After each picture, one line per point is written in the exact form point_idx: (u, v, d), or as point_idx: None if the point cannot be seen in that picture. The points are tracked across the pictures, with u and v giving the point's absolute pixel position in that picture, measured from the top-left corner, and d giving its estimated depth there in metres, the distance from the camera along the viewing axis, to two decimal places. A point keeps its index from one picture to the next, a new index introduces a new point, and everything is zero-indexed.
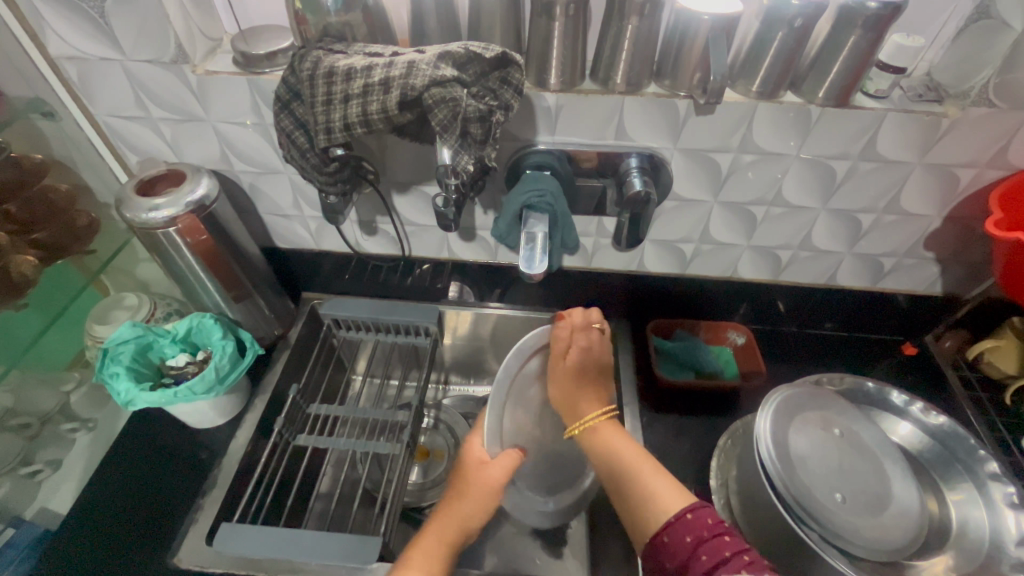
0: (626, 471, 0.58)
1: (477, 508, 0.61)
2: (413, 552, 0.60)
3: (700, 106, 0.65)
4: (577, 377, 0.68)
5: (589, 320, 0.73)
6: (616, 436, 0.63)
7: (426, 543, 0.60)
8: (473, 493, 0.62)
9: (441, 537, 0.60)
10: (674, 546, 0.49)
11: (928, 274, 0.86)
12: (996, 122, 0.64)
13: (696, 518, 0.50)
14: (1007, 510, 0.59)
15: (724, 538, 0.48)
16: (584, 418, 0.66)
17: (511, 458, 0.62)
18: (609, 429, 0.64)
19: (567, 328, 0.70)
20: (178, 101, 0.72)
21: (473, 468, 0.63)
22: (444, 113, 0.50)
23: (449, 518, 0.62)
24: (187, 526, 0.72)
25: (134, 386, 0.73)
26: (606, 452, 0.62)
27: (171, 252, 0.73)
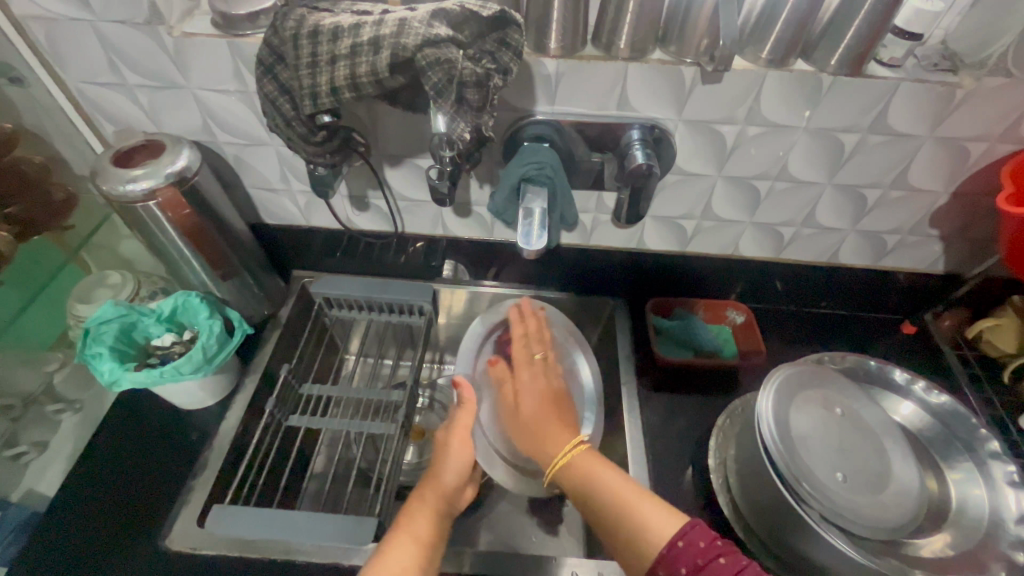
0: (614, 505, 0.54)
1: (460, 469, 0.65)
2: (401, 521, 0.59)
3: (707, 73, 0.62)
4: (542, 402, 0.67)
5: (537, 349, 0.73)
6: (592, 463, 0.59)
7: (418, 503, 0.61)
8: (454, 450, 0.67)
9: (431, 505, 0.61)
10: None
11: (931, 252, 0.84)
12: (1012, 92, 0.62)
13: (689, 545, 0.47)
14: (1007, 488, 0.59)
15: (721, 561, 0.45)
16: (557, 450, 0.61)
17: (465, 387, 0.71)
18: (586, 457, 0.59)
19: (524, 355, 0.72)
20: (155, 67, 0.68)
21: (452, 429, 0.68)
22: (439, 75, 0.47)
23: (433, 487, 0.63)
24: (177, 508, 0.71)
25: (118, 365, 0.70)
26: (587, 483, 0.57)
27: (152, 227, 0.70)
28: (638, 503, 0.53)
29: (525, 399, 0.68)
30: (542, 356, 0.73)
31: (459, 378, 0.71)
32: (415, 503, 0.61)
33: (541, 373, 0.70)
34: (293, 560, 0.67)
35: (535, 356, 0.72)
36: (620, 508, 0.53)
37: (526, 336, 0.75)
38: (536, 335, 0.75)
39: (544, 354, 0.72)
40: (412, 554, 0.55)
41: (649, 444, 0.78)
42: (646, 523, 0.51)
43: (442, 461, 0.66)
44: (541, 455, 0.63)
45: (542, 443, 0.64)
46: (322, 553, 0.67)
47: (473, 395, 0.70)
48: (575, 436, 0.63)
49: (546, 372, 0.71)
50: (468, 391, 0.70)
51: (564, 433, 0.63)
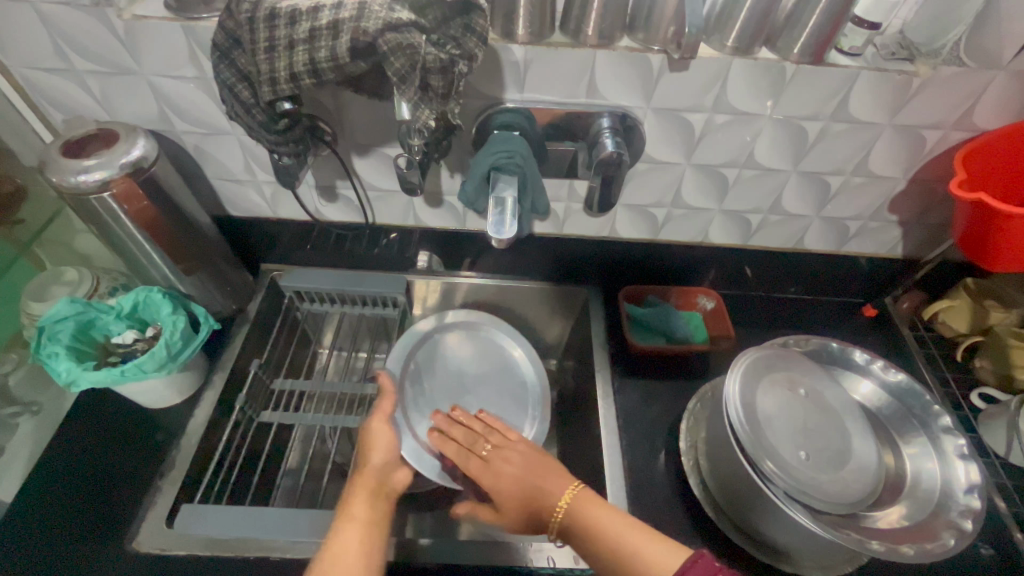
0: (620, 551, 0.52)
1: (386, 446, 0.67)
2: (341, 522, 0.57)
3: (674, 61, 0.63)
4: (523, 471, 0.61)
5: (484, 444, 0.66)
6: (597, 512, 0.55)
7: (348, 498, 0.59)
8: (376, 431, 0.69)
9: (362, 486, 0.61)
10: None
11: (891, 237, 0.87)
12: (965, 81, 0.64)
13: None
14: (957, 461, 0.62)
15: None
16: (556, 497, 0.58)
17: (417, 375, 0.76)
18: (589, 504, 0.56)
19: (476, 462, 0.64)
20: (105, 52, 0.65)
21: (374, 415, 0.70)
22: (402, 62, 0.46)
23: (363, 474, 0.62)
24: (144, 510, 0.69)
25: (76, 365, 0.67)
26: (592, 530, 0.54)
27: (108, 220, 0.67)
28: (639, 545, 0.52)
29: (507, 466, 0.62)
30: (487, 454, 0.64)
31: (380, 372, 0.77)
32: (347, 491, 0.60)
33: (508, 454, 0.63)
34: (266, 557, 0.66)
35: (485, 453, 0.65)
36: (619, 553, 0.52)
37: (461, 448, 0.67)
38: (479, 431, 0.68)
39: (489, 444, 0.65)
40: (360, 536, 0.55)
41: (622, 429, 0.79)
42: (652, 560, 0.50)
43: (371, 441, 0.68)
44: (538, 504, 0.59)
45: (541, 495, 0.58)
46: (295, 548, 0.66)
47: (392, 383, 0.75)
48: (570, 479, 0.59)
49: (497, 459, 0.63)
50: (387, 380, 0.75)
51: (560, 478, 0.60)
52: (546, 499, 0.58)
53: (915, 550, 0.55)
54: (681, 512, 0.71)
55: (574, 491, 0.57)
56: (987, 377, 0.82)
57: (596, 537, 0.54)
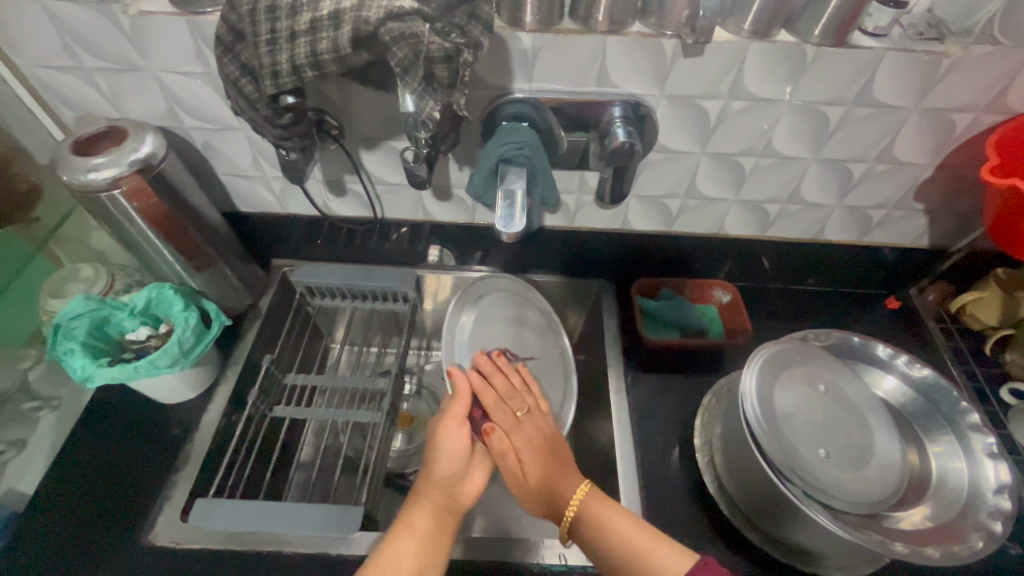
0: (631, 548, 0.53)
1: (454, 457, 0.61)
2: (400, 526, 0.57)
3: (688, 45, 0.60)
4: (543, 458, 0.62)
5: (518, 404, 0.67)
6: (607, 509, 0.57)
7: (418, 500, 0.59)
8: (445, 440, 0.61)
9: (430, 497, 0.59)
10: None
11: (916, 225, 0.84)
12: (998, 60, 0.61)
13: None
14: (987, 460, 0.59)
15: None
16: (567, 498, 0.59)
17: (458, 375, 0.65)
18: (598, 503, 0.58)
19: (510, 415, 0.65)
20: (113, 48, 0.65)
21: (444, 421, 0.62)
22: (404, 51, 0.45)
23: (432, 480, 0.60)
24: (161, 503, 0.70)
25: (90, 361, 0.68)
26: (600, 533, 0.56)
27: (119, 217, 0.67)
28: (649, 549, 0.53)
29: (528, 466, 0.62)
30: (529, 414, 0.66)
31: (451, 368, 0.66)
32: (417, 495, 0.59)
33: (536, 428, 0.65)
34: (279, 551, 0.67)
35: (521, 414, 0.66)
36: (631, 553, 0.53)
37: (500, 397, 0.66)
38: (517, 386, 0.69)
39: (527, 408, 0.66)
40: (414, 553, 0.54)
41: (636, 425, 0.78)
42: (660, 566, 0.51)
43: (437, 448, 0.61)
44: (552, 508, 0.60)
45: (553, 491, 0.60)
46: (307, 543, 0.67)
47: (466, 386, 0.64)
48: (581, 479, 0.61)
49: (541, 420, 0.66)
50: (461, 380, 0.64)
51: (568, 476, 0.61)
52: (561, 503, 0.60)
53: (940, 552, 0.53)
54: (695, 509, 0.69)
55: (586, 489, 0.59)
56: (1017, 371, 0.78)
57: (602, 538, 0.55)
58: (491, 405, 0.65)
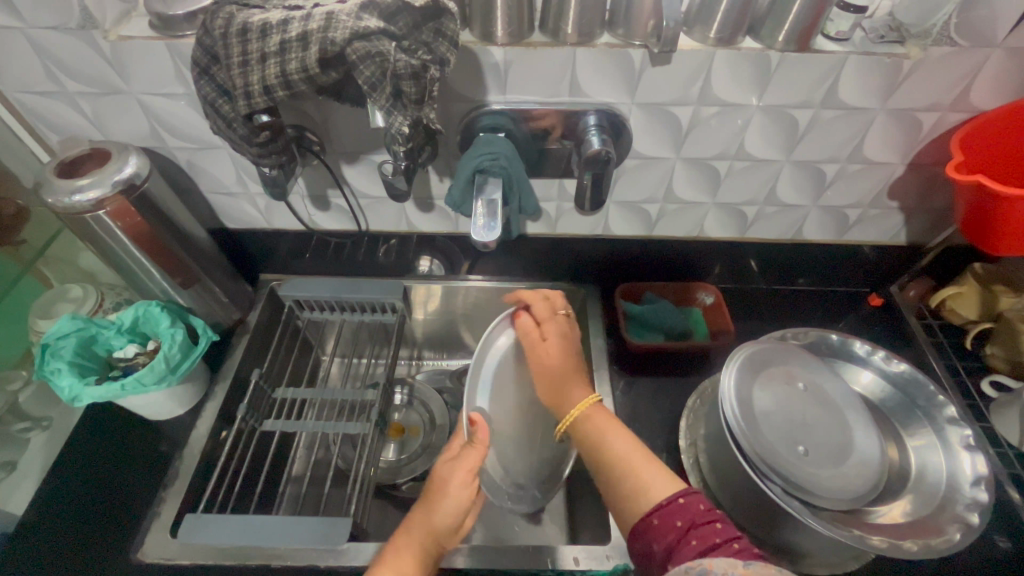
0: (621, 463, 0.55)
1: (454, 511, 0.56)
2: (384, 559, 0.55)
3: (655, 54, 0.62)
4: (565, 359, 0.66)
5: (562, 305, 0.71)
6: (606, 422, 0.60)
7: (403, 542, 0.56)
8: (452, 491, 0.57)
9: (417, 539, 0.56)
10: (665, 527, 0.48)
11: (893, 223, 0.85)
12: (957, 61, 0.62)
13: (688, 504, 0.49)
14: (963, 452, 0.60)
15: (716, 526, 0.47)
16: (574, 402, 0.62)
17: (480, 425, 0.60)
18: (602, 419, 0.60)
19: (531, 324, 0.68)
20: (94, 73, 0.66)
21: (454, 472, 0.58)
22: (371, 70, 0.45)
23: (422, 520, 0.57)
24: (150, 520, 0.70)
25: (78, 381, 0.69)
26: (598, 440, 0.58)
27: (104, 238, 0.68)
28: (641, 470, 0.54)
29: (551, 346, 0.66)
30: (567, 316, 0.70)
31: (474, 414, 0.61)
32: (403, 538, 0.56)
33: (564, 329, 0.68)
34: (268, 565, 0.67)
35: (564, 313, 0.70)
36: (621, 466, 0.55)
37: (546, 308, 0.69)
38: (547, 316, 0.69)
39: (566, 310, 0.70)
40: None
41: (623, 429, 0.78)
42: (646, 486, 0.53)
43: (439, 495, 0.57)
44: (557, 403, 0.64)
45: (562, 398, 0.63)
46: (296, 556, 0.67)
47: (486, 436, 0.59)
48: (591, 393, 0.64)
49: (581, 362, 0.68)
50: (482, 431, 0.59)
51: (579, 389, 0.64)
52: (568, 404, 0.63)
53: (918, 546, 0.54)
54: None
55: (592, 402, 0.62)
56: (998, 365, 0.79)
57: (602, 445, 0.58)
58: (535, 308, 0.70)
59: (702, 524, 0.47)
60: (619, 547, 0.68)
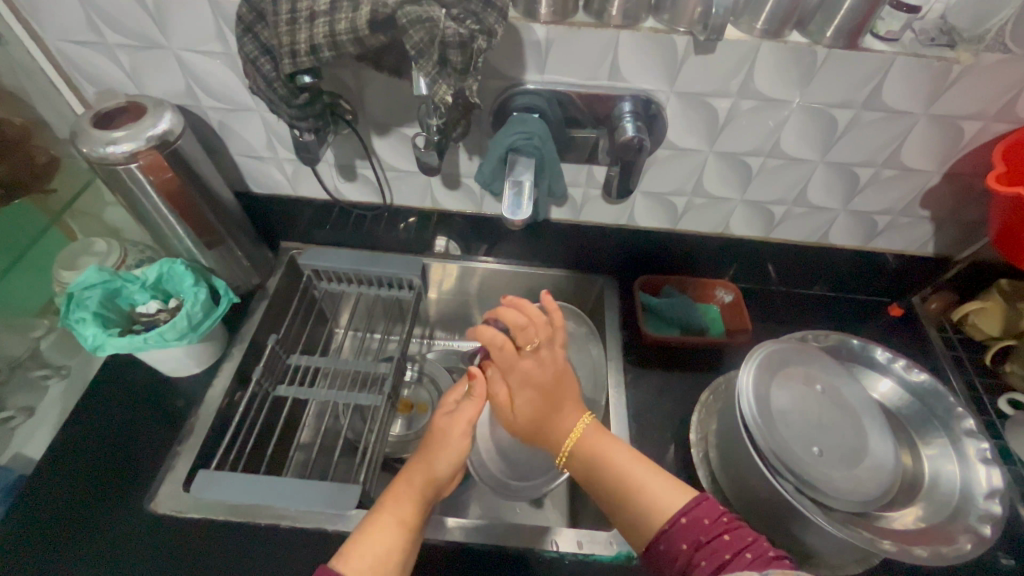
0: (624, 483, 0.57)
1: (453, 459, 0.59)
2: (387, 499, 0.56)
3: (699, 43, 0.61)
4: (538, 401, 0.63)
5: (530, 336, 0.63)
6: (603, 442, 0.61)
7: (403, 487, 0.57)
8: (453, 442, 0.60)
9: (418, 485, 0.57)
10: (673, 551, 0.49)
11: (921, 233, 0.84)
12: (1010, 68, 0.61)
13: (694, 521, 0.50)
14: (980, 464, 0.60)
15: (724, 540, 0.48)
16: (567, 430, 0.63)
17: (481, 381, 0.60)
18: (596, 438, 0.62)
19: (509, 349, 0.62)
20: (135, 25, 0.66)
21: (454, 421, 0.61)
22: (420, 34, 0.45)
23: (423, 467, 0.58)
24: (163, 473, 0.72)
25: (101, 331, 0.70)
26: (598, 462, 0.60)
27: (134, 191, 0.69)
28: (646, 486, 0.55)
29: (519, 400, 0.64)
30: (536, 350, 0.63)
31: (473, 369, 0.61)
32: (402, 484, 0.58)
33: (541, 363, 0.63)
34: (277, 525, 0.68)
35: (527, 349, 0.63)
36: (625, 488, 0.56)
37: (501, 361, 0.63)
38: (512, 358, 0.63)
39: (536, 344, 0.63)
40: (395, 539, 0.53)
41: (633, 420, 0.79)
42: (653, 502, 0.54)
43: (436, 440, 0.60)
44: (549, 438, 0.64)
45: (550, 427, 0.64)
46: (306, 518, 0.68)
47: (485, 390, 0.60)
48: (581, 412, 0.64)
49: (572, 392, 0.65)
50: (480, 387, 0.59)
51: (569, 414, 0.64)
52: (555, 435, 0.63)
53: (928, 552, 0.54)
54: None
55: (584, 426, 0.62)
56: (1017, 382, 0.79)
57: (604, 470, 0.59)
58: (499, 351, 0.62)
59: (711, 540, 0.48)
60: (621, 534, 0.69)
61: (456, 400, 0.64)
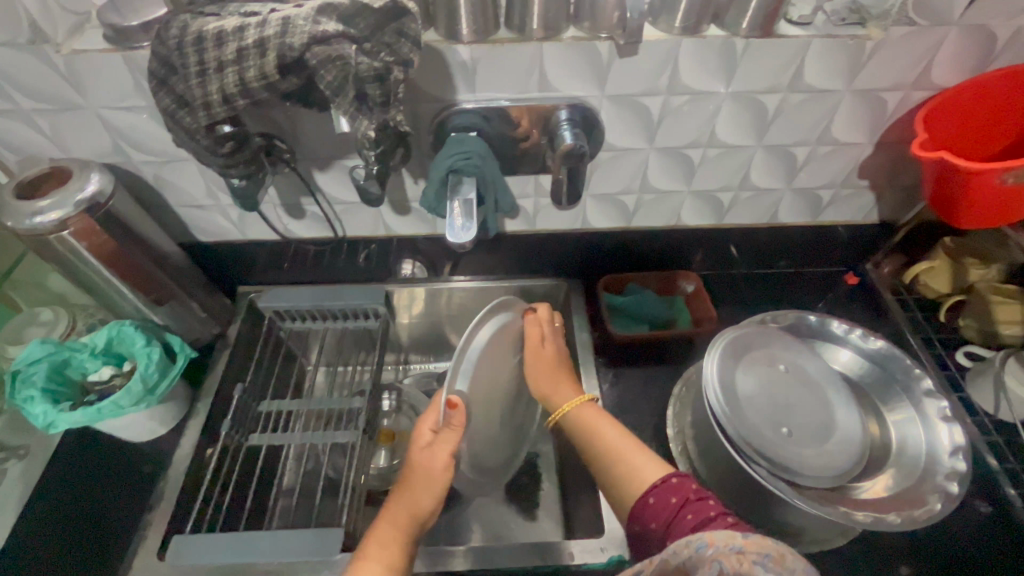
0: (611, 451, 0.59)
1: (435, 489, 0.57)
2: (369, 542, 0.54)
3: (622, 46, 0.62)
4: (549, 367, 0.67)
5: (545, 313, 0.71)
6: (593, 417, 0.63)
7: (384, 524, 0.55)
8: (434, 474, 0.57)
9: (401, 523, 0.55)
10: (659, 507, 0.52)
11: (865, 202, 0.86)
12: (918, 40, 0.63)
13: (680, 485, 0.52)
14: (941, 424, 0.62)
15: (708, 501, 0.50)
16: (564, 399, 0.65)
17: (462, 410, 0.57)
18: (590, 412, 0.63)
19: (541, 324, 0.69)
20: (50, 89, 0.64)
21: (436, 453, 0.57)
22: (333, 74, 0.45)
23: (408, 500, 0.56)
24: (136, 543, 0.69)
25: (52, 407, 0.67)
26: (588, 437, 0.61)
27: (70, 258, 0.66)
28: (635, 454, 0.58)
29: (528, 361, 0.68)
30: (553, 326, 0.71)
31: (454, 397, 0.57)
32: (385, 522, 0.56)
33: (553, 338, 0.70)
34: None
35: (550, 324, 0.70)
36: (613, 454, 0.58)
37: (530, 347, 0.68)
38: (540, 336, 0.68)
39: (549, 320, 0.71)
40: None
41: (613, 421, 0.79)
42: (639, 470, 0.56)
43: (415, 477, 0.57)
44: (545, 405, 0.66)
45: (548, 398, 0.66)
46: (290, 569, 0.66)
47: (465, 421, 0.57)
48: (580, 393, 0.66)
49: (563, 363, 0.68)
50: (461, 417, 0.57)
51: (567, 389, 0.66)
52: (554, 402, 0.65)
53: (901, 518, 0.55)
54: None
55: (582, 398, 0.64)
56: (971, 335, 0.82)
57: (592, 439, 0.61)
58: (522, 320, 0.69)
59: (695, 500, 0.51)
60: (612, 538, 0.69)
61: (432, 430, 0.59)
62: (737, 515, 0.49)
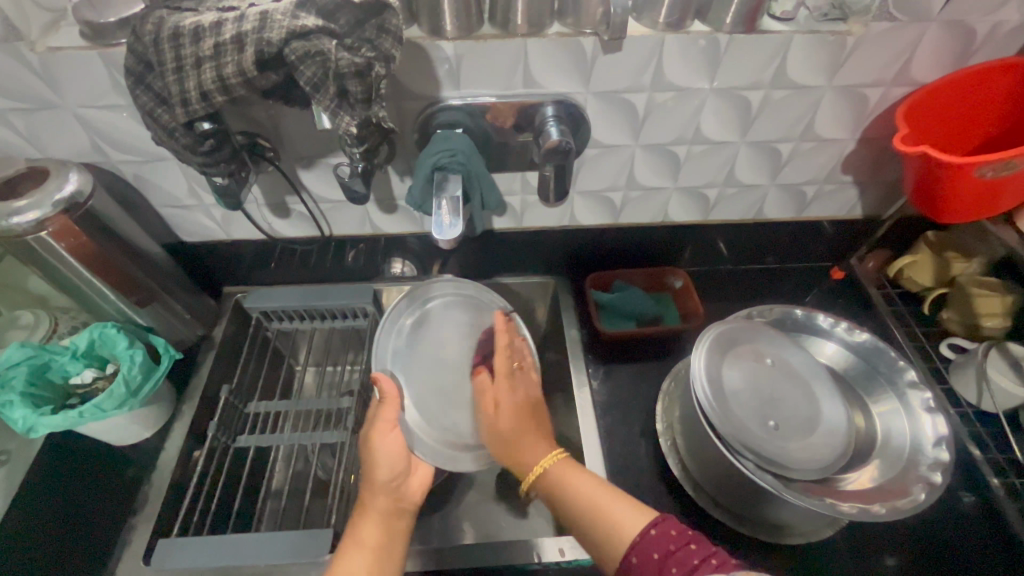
0: (591, 504, 0.55)
1: (390, 461, 0.61)
2: (355, 522, 0.58)
3: (606, 42, 0.62)
4: (520, 416, 0.64)
5: (517, 358, 0.70)
6: (567, 475, 0.58)
7: (367, 508, 0.58)
8: (384, 443, 0.62)
9: (378, 502, 0.59)
10: (644, 564, 0.47)
11: (850, 197, 0.87)
12: (898, 36, 0.64)
13: (661, 533, 0.48)
14: (925, 415, 0.62)
15: (691, 546, 0.46)
16: (536, 458, 0.61)
17: (386, 381, 0.65)
18: (564, 467, 0.59)
19: (500, 369, 0.68)
20: (25, 88, 0.63)
21: (376, 427, 0.63)
22: (313, 69, 0.45)
23: (377, 484, 0.60)
24: (120, 548, 0.68)
25: (31, 411, 0.66)
26: (563, 493, 0.57)
27: (48, 259, 0.65)
28: (613, 506, 0.54)
29: (501, 416, 0.64)
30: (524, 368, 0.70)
31: (379, 374, 0.65)
32: (365, 507, 0.58)
33: (519, 386, 0.67)
34: None
35: (521, 366, 0.70)
36: (591, 509, 0.54)
37: (506, 351, 0.70)
38: (504, 348, 0.70)
39: (522, 363, 0.70)
40: (367, 565, 0.53)
41: (602, 417, 0.79)
42: (620, 523, 0.52)
43: (375, 453, 0.61)
44: (518, 466, 0.62)
45: (517, 455, 0.62)
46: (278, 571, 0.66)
47: (393, 389, 0.65)
48: (553, 448, 0.62)
49: (524, 380, 0.68)
50: (387, 386, 0.64)
51: (538, 444, 0.62)
52: (524, 461, 0.61)
53: (886, 508, 0.55)
54: (664, 495, 0.71)
55: (556, 457, 0.60)
56: (953, 327, 0.83)
57: (567, 497, 0.57)
58: (486, 386, 0.68)
59: (679, 550, 0.46)
60: None
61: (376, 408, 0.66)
62: (725, 558, 0.45)
